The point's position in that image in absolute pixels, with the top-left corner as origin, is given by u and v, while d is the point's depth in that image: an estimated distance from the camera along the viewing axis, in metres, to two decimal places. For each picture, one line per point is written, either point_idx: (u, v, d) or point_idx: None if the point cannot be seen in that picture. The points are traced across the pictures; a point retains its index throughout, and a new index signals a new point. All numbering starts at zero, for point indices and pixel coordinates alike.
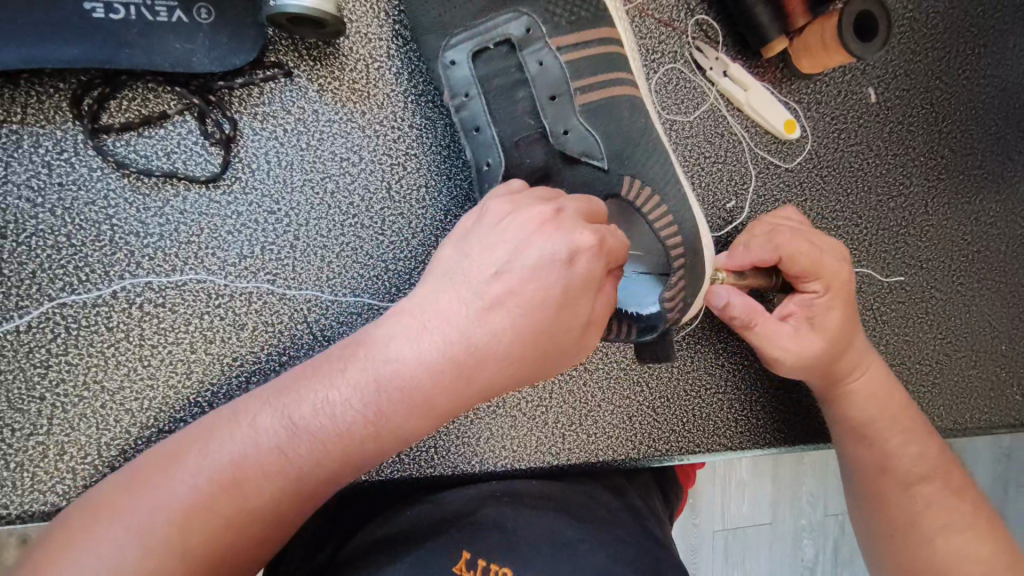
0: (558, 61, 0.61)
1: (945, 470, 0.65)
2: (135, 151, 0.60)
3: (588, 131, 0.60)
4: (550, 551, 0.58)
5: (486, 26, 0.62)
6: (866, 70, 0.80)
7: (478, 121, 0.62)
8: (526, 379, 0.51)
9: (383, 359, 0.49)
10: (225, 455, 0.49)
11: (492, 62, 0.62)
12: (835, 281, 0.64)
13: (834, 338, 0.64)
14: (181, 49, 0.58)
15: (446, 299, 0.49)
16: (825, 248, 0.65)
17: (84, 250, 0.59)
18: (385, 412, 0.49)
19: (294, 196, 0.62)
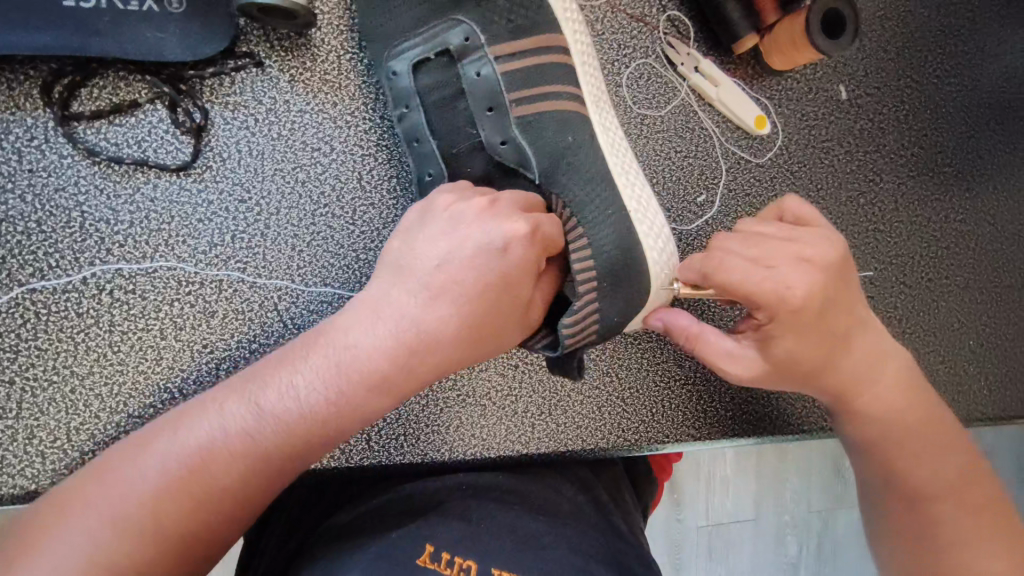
0: (494, 72, 0.60)
1: (968, 480, 0.61)
2: (106, 139, 0.60)
3: (523, 143, 0.59)
4: (511, 544, 0.59)
5: (427, 35, 0.61)
6: (836, 67, 0.81)
7: (419, 133, 0.62)
8: (479, 355, 0.54)
9: (342, 343, 0.52)
10: (188, 442, 0.50)
11: (434, 74, 0.62)
12: (793, 316, 0.54)
13: (782, 365, 0.58)
14: (152, 38, 0.59)
15: (397, 289, 0.53)
16: (789, 273, 0.54)
17: (54, 236, 0.59)
18: (347, 392, 0.51)
19: (265, 185, 0.63)
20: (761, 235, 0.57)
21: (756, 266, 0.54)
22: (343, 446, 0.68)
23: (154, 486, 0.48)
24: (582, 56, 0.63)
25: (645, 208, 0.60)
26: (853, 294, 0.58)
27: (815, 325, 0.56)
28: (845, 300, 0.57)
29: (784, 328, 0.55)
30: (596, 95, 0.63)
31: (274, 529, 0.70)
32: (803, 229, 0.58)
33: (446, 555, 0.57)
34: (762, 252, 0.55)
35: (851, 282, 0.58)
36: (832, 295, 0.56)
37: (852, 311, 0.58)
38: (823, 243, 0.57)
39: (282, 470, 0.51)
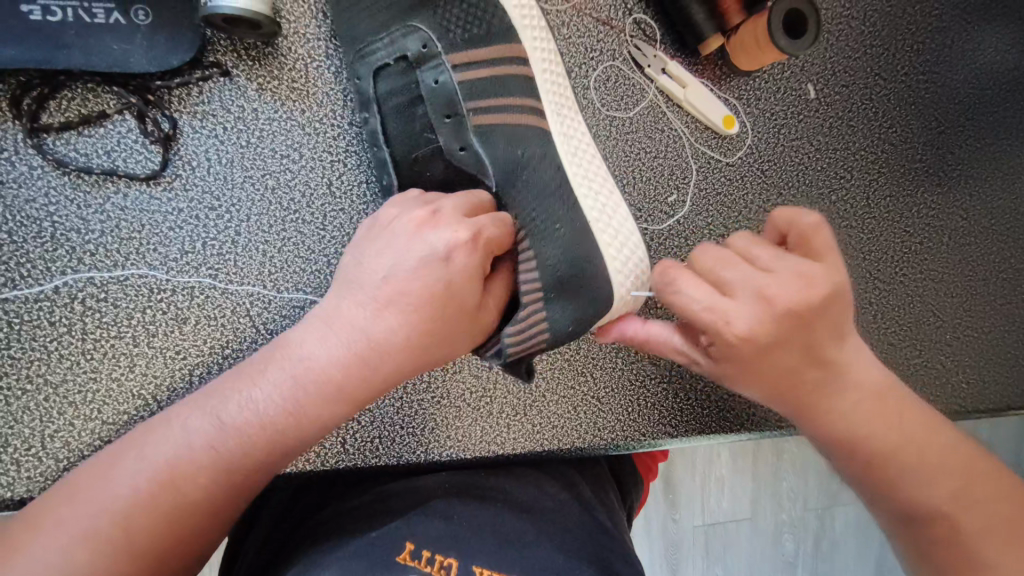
0: (451, 79, 0.61)
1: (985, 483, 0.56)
2: (76, 150, 0.62)
3: (478, 149, 0.61)
4: (494, 541, 0.60)
5: (387, 41, 0.63)
6: (804, 67, 0.82)
7: (379, 143, 0.65)
8: (433, 363, 0.57)
9: (298, 355, 0.54)
10: (156, 456, 0.52)
11: (393, 79, 0.63)
12: (734, 346, 0.53)
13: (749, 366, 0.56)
14: (118, 50, 0.60)
15: (348, 305, 0.55)
16: (737, 305, 0.52)
17: (26, 246, 0.60)
18: (305, 400, 0.53)
19: (235, 193, 0.64)
20: (734, 257, 0.54)
21: (708, 298, 0.53)
22: (318, 449, 0.69)
23: (122, 501, 0.50)
24: (543, 63, 0.62)
25: (607, 214, 0.59)
26: (831, 326, 0.54)
27: (771, 355, 0.54)
28: (813, 333, 0.54)
29: (729, 354, 0.54)
30: (557, 104, 0.63)
31: (253, 534, 0.70)
32: (787, 256, 0.54)
33: (426, 552, 0.57)
34: (723, 279, 0.54)
35: (829, 315, 0.53)
36: (792, 332, 0.53)
37: (826, 346, 0.55)
38: (799, 280, 0.52)
39: (246, 480, 0.53)
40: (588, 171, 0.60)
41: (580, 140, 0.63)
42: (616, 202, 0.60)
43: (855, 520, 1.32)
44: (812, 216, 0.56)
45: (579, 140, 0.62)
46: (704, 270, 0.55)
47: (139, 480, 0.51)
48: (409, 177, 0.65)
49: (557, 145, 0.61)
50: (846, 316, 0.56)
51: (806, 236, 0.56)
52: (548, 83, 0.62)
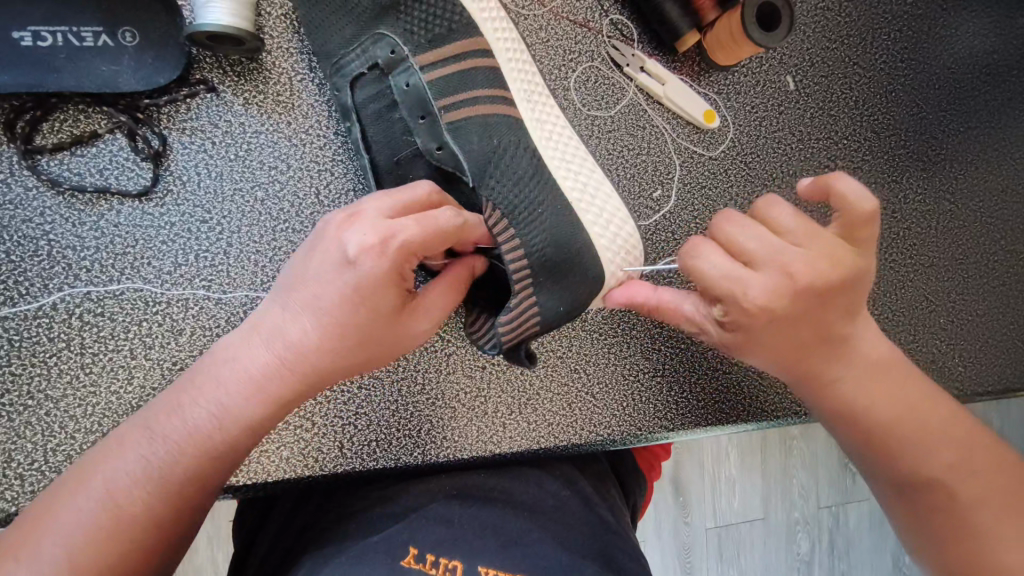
0: (421, 81, 0.62)
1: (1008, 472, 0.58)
2: (69, 169, 0.63)
3: (454, 148, 0.61)
4: (494, 543, 0.60)
5: (358, 51, 0.64)
6: (781, 59, 0.83)
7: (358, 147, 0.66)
8: (384, 357, 0.57)
9: (249, 359, 0.54)
10: (111, 477, 0.51)
11: (369, 87, 0.65)
12: (746, 319, 0.54)
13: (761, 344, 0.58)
14: (107, 71, 0.63)
15: (294, 308, 0.54)
16: (756, 281, 0.53)
17: (23, 265, 0.62)
18: (263, 399, 0.54)
19: (225, 205, 0.65)
20: (757, 232, 0.55)
21: (728, 270, 0.54)
22: (317, 455, 0.70)
23: (79, 531, 0.49)
24: (506, 51, 0.64)
25: (586, 192, 0.62)
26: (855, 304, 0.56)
27: (785, 326, 0.56)
28: (833, 309, 0.56)
29: (741, 328, 0.55)
30: (528, 90, 0.65)
31: (257, 543, 0.71)
32: (811, 235, 0.55)
33: (431, 556, 0.58)
34: (748, 253, 0.55)
35: (847, 291, 0.55)
36: (807, 305, 0.55)
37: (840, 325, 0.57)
38: (815, 259, 0.54)
39: (202, 488, 0.53)
40: (565, 153, 0.64)
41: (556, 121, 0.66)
42: (593, 179, 0.63)
43: (867, 514, 1.31)
44: (871, 201, 0.53)
45: (556, 120, 0.65)
46: (732, 242, 0.55)
47: (93, 507, 0.50)
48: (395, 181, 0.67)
49: (536, 132, 0.63)
50: (862, 291, 0.57)
51: (857, 221, 0.54)
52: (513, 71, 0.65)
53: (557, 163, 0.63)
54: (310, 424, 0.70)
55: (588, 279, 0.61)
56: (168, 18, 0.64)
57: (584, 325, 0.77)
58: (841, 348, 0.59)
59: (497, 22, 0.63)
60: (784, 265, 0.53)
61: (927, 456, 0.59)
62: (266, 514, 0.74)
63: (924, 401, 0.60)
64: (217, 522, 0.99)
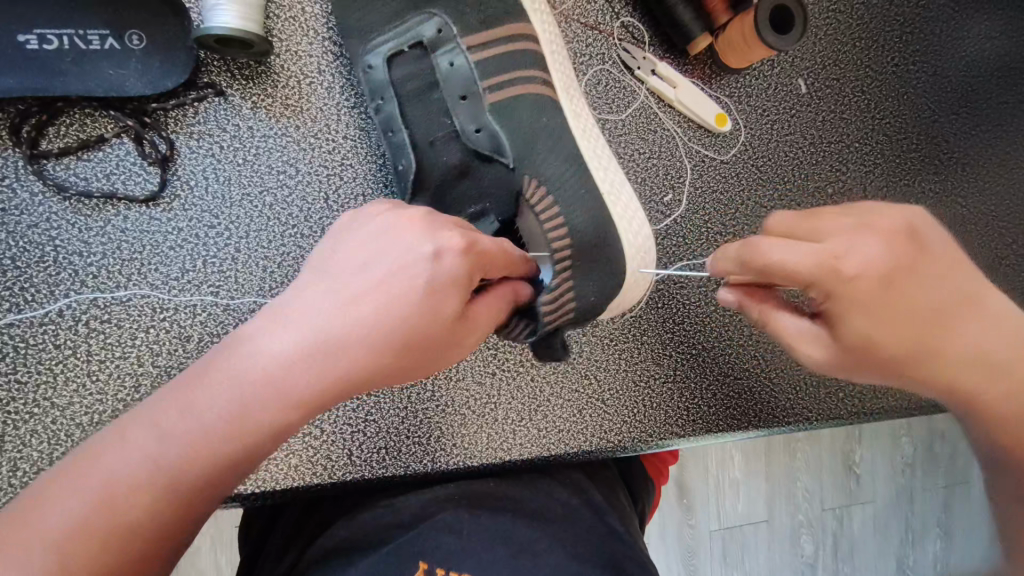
0: (466, 61, 0.64)
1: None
2: (75, 174, 0.63)
3: (495, 128, 0.63)
4: (503, 550, 0.60)
5: (400, 31, 0.65)
6: (793, 61, 0.83)
7: (393, 125, 0.66)
8: (422, 369, 0.52)
9: (276, 348, 0.48)
10: (110, 474, 0.45)
11: (407, 67, 0.66)
12: (862, 297, 0.50)
13: (866, 344, 0.53)
14: (115, 74, 0.62)
15: (328, 298, 0.49)
16: (862, 248, 0.49)
17: (29, 271, 0.61)
18: (258, 421, 0.47)
19: (233, 211, 0.65)
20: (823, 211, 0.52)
21: (813, 247, 0.49)
22: (326, 462, 0.69)
23: (63, 531, 0.43)
24: (550, 42, 0.66)
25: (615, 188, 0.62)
26: (952, 268, 0.53)
27: (891, 311, 0.51)
28: (940, 268, 0.52)
29: (859, 311, 0.51)
30: (565, 82, 0.66)
31: (265, 552, 0.70)
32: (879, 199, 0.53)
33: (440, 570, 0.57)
34: (823, 226, 0.51)
35: (939, 252, 0.52)
36: (916, 266, 0.51)
37: (948, 291, 0.53)
38: (895, 210, 0.52)
39: (209, 493, 0.47)
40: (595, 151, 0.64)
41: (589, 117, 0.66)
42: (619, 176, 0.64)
43: (873, 517, 1.30)
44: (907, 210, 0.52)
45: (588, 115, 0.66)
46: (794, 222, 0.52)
47: (84, 509, 0.43)
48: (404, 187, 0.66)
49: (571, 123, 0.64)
50: (953, 251, 0.54)
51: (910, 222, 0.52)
52: (555, 63, 0.66)
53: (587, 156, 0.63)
54: (318, 431, 0.69)
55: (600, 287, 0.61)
56: (176, 21, 0.63)
57: (595, 331, 0.77)
58: (948, 319, 0.54)
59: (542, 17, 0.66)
60: (881, 235, 0.50)
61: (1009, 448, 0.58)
62: (273, 523, 0.73)
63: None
64: (220, 527, 0.98)
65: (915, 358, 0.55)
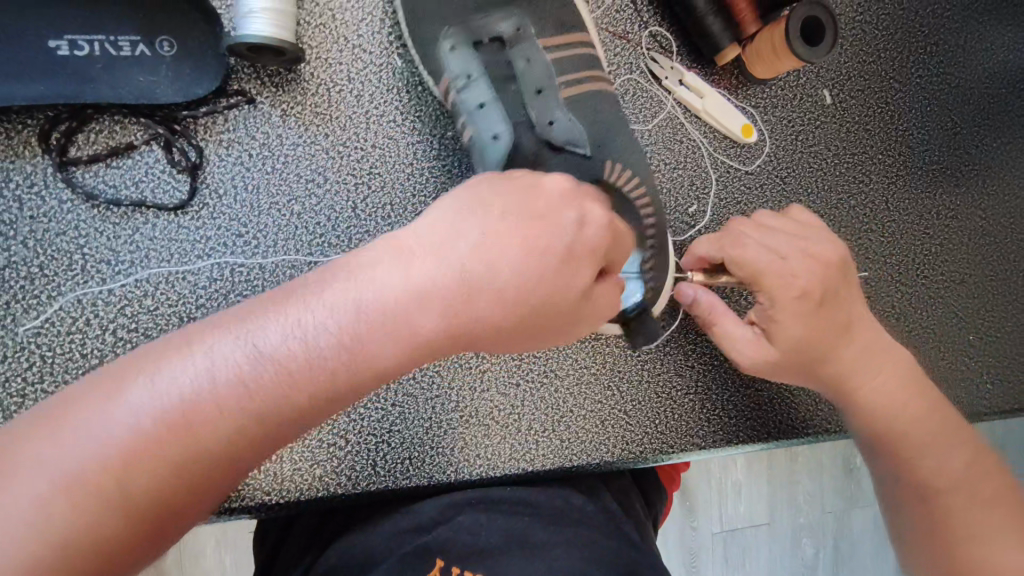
0: (544, 57, 0.63)
1: (953, 447, 0.62)
2: (103, 181, 0.62)
3: (573, 123, 0.61)
4: (527, 554, 0.60)
5: (483, 23, 0.65)
6: (819, 73, 0.82)
7: (482, 99, 0.63)
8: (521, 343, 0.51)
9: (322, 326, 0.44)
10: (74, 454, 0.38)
11: (486, 55, 0.64)
12: (792, 298, 0.61)
13: (794, 344, 0.62)
14: (145, 82, 0.62)
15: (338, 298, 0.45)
16: (797, 262, 0.62)
17: (57, 280, 0.60)
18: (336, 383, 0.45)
19: (261, 220, 0.64)
20: (773, 233, 0.65)
21: (765, 257, 0.62)
22: (350, 473, 0.69)
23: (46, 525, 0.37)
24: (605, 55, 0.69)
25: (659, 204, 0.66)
26: (853, 288, 0.65)
27: (817, 312, 0.62)
28: (851, 289, 0.65)
29: (792, 314, 0.62)
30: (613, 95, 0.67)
31: (282, 559, 0.70)
32: (812, 228, 0.66)
33: None
34: (776, 245, 0.63)
35: (852, 283, 0.65)
36: (835, 284, 0.63)
37: (854, 306, 0.64)
38: (829, 241, 0.65)
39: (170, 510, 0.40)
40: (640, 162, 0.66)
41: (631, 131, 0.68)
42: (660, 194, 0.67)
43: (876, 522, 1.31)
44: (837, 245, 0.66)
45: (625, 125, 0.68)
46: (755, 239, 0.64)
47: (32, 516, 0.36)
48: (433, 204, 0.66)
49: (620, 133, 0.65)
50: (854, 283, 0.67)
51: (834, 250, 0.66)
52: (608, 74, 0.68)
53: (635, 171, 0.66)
54: (342, 441, 0.69)
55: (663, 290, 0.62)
56: (208, 27, 0.62)
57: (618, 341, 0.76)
58: (847, 327, 0.63)
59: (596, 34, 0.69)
60: (812, 254, 0.64)
61: (938, 460, 0.61)
62: (292, 532, 0.73)
63: (930, 399, 0.64)
64: (223, 527, 0.98)
65: (829, 363, 0.63)
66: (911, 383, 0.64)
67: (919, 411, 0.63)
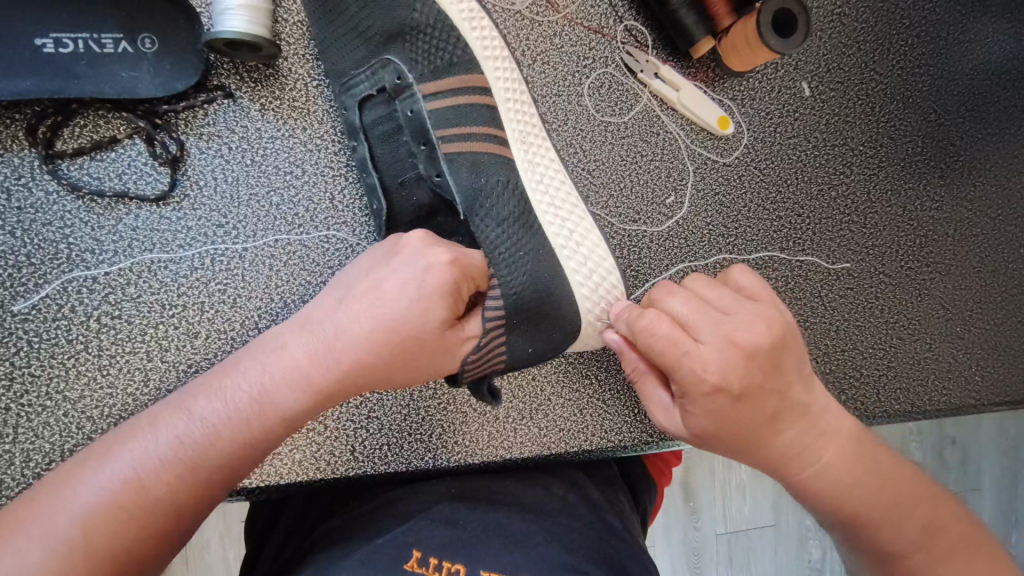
0: (423, 109, 0.64)
1: (911, 504, 0.59)
2: (88, 174, 0.65)
3: (449, 179, 0.63)
4: (499, 544, 0.61)
5: (368, 74, 0.66)
6: (798, 65, 0.83)
7: (364, 169, 0.67)
8: (433, 360, 0.58)
9: (283, 355, 0.56)
10: (126, 454, 0.52)
11: (377, 109, 0.67)
12: (706, 392, 0.57)
13: (713, 431, 0.60)
14: (127, 77, 0.64)
15: (295, 333, 0.57)
16: (711, 353, 0.57)
17: (44, 268, 0.63)
18: (279, 411, 0.55)
19: (241, 210, 0.66)
20: (698, 308, 0.60)
21: (678, 343, 0.57)
22: (328, 457, 0.71)
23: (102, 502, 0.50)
24: (505, 91, 0.65)
25: (572, 239, 0.64)
26: (779, 375, 0.60)
27: (738, 403, 0.58)
28: (780, 375, 0.60)
29: (702, 405, 0.58)
30: (523, 130, 0.66)
31: (268, 540, 0.72)
32: (744, 304, 0.60)
33: (433, 559, 0.58)
34: (693, 326, 0.59)
35: (785, 364, 0.60)
36: (757, 373, 0.58)
37: (782, 394, 0.60)
38: (759, 320, 0.59)
39: (191, 493, 0.52)
40: (553, 199, 0.65)
41: (550, 163, 0.67)
42: (581, 228, 0.65)
43: None
44: (779, 314, 0.60)
45: (546, 154, 0.67)
46: (678, 316, 0.60)
47: (93, 496, 0.50)
48: (401, 198, 0.68)
49: (523, 173, 0.65)
50: (801, 356, 0.62)
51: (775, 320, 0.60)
52: (520, 103, 0.66)
53: (545, 206, 0.64)
54: (321, 426, 0.70)
55: (567, 321, 0.63)
56: (187, 25, 0.65)
57: None
58: (777, 414, 0.60)
59: (502, 63, 0.65)
60: (730, 336, 0.58)
61: (894, 527, 0.59)
62: (278, 516, 0.75)
63: (880, 461, 0.61)
64: (227, 521, 1.00)
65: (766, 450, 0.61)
66: (854, 450, 0.61)
67: (870, 479, 0.60)
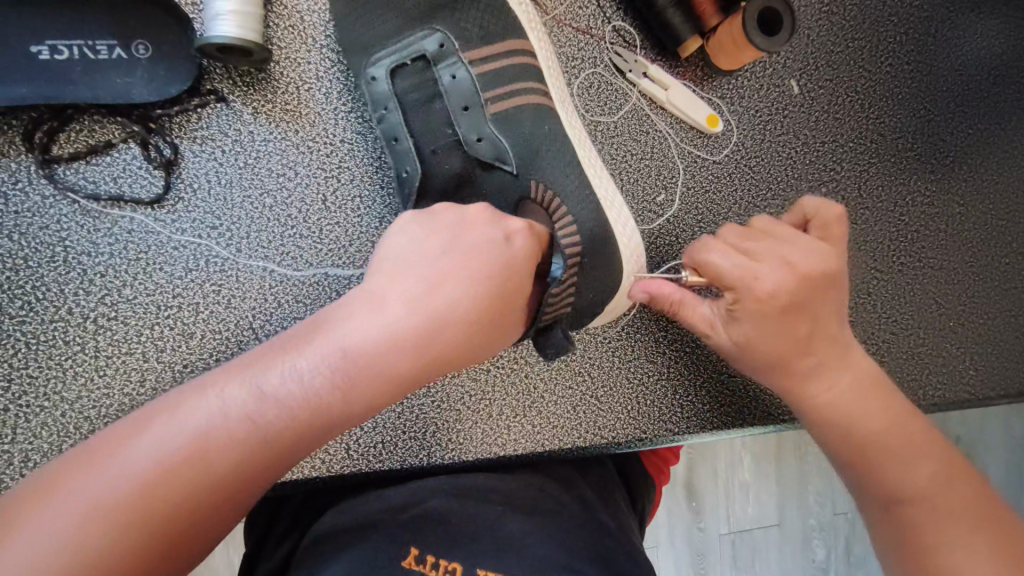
0: (467, 74, 0.67)
1: (924, 451, 0.61)
2: (84, 178, 0.66)
3: (497, 137, 0.66)
4: (490, 543, 0.61)
5: (400, 45, 0.68)
6: (786, 63, 0.84)
7: (397, 132, 0.68)
8: (490, 348, 0.58)
9: (361, 332, 0.52)
10: (181, 423, 0.48)
11: (410, 79, 0.69)
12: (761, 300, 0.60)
13: (760, 341, 0.62)
14: (121, 83, 0.66)
15: (370, 309, 0.53)
16: (768, 266, 0.60)
17: (41, 271, 0.64)
18: (353, 394, 0.51)
19: (234, 212, 0.67)
20: (764, 240, 0.63)
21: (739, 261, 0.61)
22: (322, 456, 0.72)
23: (157, 475, 0.46)
24: (546, 59, 0.70)
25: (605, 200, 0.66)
26: (832, 302, 0.62)
27: (790, 313, 0.61)
28: (830, 302, 0.62)
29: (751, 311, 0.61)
30: (561, 95, 0.71)
31: (265, 540, 0.73)
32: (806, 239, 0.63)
33: (430, 557, 0.59)
34: (752, 251, 0.62)
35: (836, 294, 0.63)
36: (812, 297, 0.61)
37: (824, 322, 0.62)
38: (822, 252, 0.62)
39: (252, 471, 0.49)
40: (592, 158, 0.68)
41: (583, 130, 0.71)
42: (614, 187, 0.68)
43: None
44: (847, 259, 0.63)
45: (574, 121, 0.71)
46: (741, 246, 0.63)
47: (148, 467, 0.46)
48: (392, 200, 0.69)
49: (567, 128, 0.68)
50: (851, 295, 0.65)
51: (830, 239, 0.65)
52: (551, 74, 0.71)
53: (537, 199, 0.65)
54: None
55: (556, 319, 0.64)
56: (180, 31, 0.66)
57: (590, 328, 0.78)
58: (814, 341, 0.62)
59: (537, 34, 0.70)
60: (799, 258, 0.61)
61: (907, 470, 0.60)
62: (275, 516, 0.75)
63: (899, 409, 0.63)
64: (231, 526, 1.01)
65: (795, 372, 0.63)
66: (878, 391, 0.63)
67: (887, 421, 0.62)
